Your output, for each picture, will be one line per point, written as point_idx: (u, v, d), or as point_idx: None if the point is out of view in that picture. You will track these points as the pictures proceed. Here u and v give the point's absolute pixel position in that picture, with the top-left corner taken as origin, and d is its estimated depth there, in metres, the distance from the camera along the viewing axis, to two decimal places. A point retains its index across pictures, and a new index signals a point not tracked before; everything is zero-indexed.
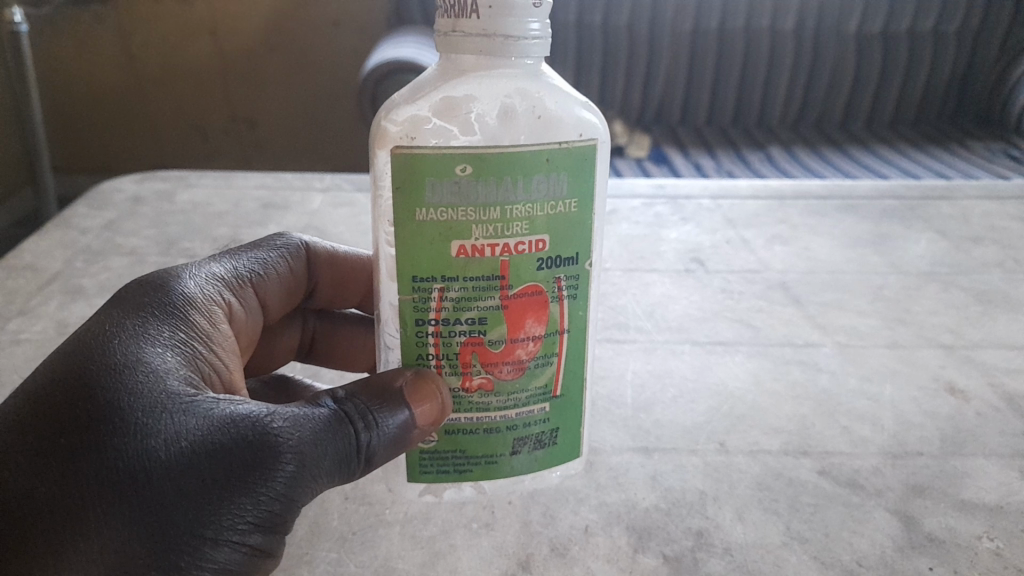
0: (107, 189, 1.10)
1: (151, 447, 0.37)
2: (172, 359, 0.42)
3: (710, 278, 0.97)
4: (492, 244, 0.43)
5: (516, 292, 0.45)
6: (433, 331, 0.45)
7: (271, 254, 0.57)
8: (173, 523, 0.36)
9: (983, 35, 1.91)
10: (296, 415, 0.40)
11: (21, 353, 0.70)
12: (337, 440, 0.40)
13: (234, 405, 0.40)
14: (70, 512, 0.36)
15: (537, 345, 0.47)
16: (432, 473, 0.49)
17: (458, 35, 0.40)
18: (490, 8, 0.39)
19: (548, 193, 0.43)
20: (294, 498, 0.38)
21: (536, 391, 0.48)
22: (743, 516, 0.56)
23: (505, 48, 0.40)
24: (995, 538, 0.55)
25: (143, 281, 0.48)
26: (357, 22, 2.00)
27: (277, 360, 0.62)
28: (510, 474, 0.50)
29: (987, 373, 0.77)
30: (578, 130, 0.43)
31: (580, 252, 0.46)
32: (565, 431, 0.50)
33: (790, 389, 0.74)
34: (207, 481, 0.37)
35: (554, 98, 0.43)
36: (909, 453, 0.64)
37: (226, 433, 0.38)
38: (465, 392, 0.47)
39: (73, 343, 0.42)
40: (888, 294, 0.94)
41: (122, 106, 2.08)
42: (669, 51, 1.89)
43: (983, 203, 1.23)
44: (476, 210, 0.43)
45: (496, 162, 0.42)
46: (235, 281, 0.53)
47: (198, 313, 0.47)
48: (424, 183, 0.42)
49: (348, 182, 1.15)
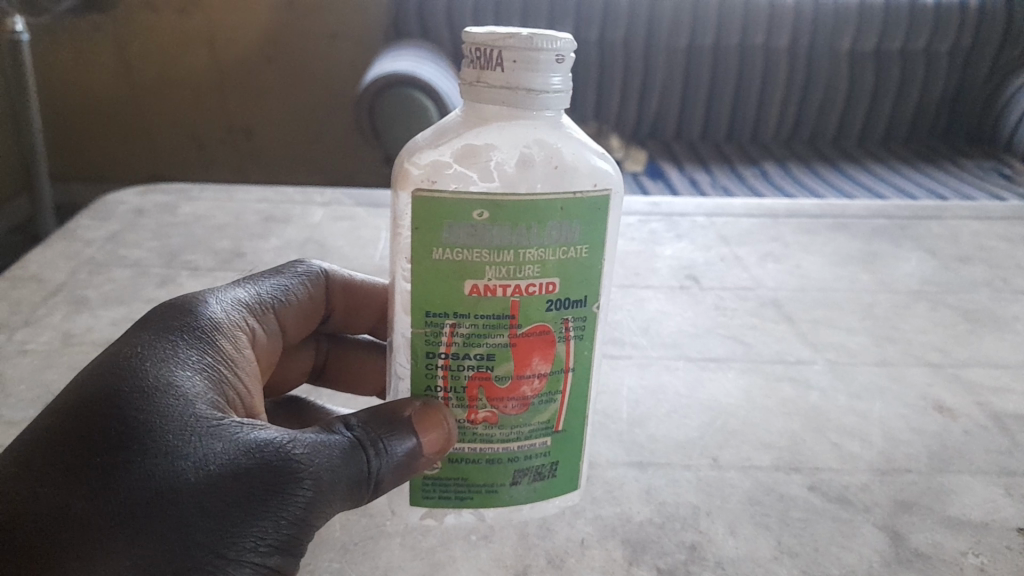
0: (109, 201, 1.11)
1: (180, 468, 0.38)
2: (199, 380, 0.43)
3: (703, 295, 0.99)
4: (504, 285, 0.44)
5: (524, 331, 0.46)
6: (443, 363, 0.46)
7: (291, 280, 0.58)
8: (197, 544, 0.36)
9: (974, 57, 1.95)
10: (315, 442, 0.41)
11: (26, 362, 0.71)
12: (351, 467, 0.41)
13: (258, 431, 0.41)
14: (100, 528, 0.36)
15: (542, 382, 0.47)
16: (433, 498, 0.50)
17: (482, 86, 0.41)
18: (514, 62, 0.39)
19: (561, 239, 0.44)
20: (311, 523, 0.39)
21: (538, 425, 0.49)
22: (735, 530, 0.58)
23: (527, 100, 0.40)
24: (980, 553, 0.57)
25: (170, 303, 0.49)
26: (357, 35, 2.03)
27: (289, 381, 0.63)
28: (510, 503, 0.50)
29: (974, 392, 0.79)
30: (593, 180, 0.44)
31: (589, 295, 0.47)
32: (565, 464, 0.51)
33: (781, 404, 0.75)
34: (232, 503, 0.37)
35: (572, 148, 0.44)
36: (898, 470, 0.66)
37: (251, 458, 0.39)
38: (470, 424, 0.47)
39: (103, 364, 0.43)
40: (878, 312, 0.96)
41: (119, 115, 2.09)
42: (665, 67, 1.92)
43: (972, 222, 1.25)
44: (491, 252, 0.43)
45: (512, 209, 0.43)
46: (257, 306, 0.54)
47: (223, 338, 0.48)
48: (440, 225, 0.43)
49: (348, 197, 1.17)
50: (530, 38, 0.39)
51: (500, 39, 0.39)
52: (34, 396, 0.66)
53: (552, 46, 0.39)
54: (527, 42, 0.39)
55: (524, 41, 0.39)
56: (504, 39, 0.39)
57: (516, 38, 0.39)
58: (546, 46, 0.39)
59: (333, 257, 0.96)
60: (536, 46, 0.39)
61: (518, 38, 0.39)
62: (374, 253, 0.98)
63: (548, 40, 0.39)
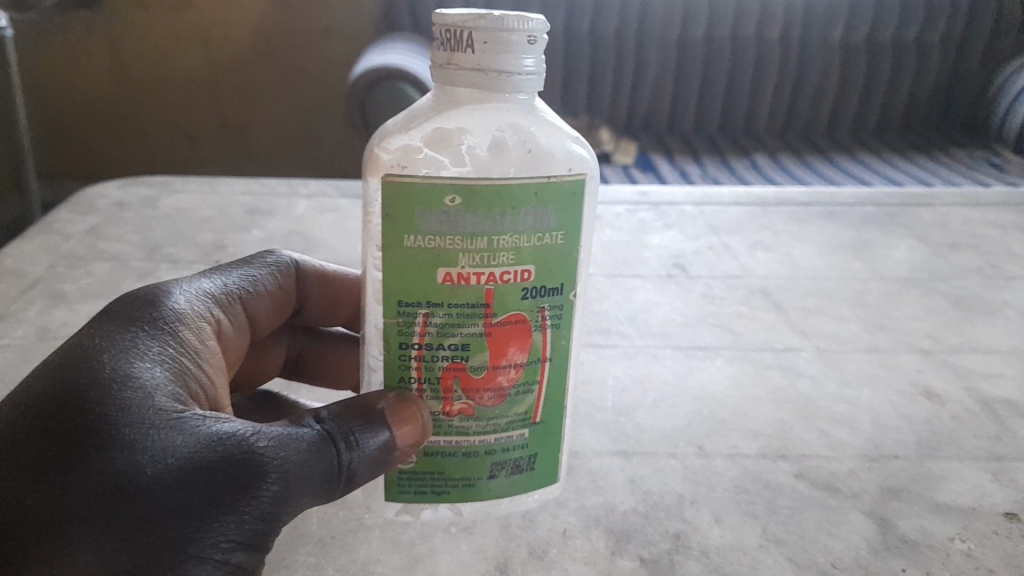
0: (90, 194, 1.10)
1: (138, 462, 0.37)
2: (161, 372, 0.42)
3: (693, 284, 0.98)
4: (478, 273, 0.43)
5: (499, 320, 0.45)
6: (416, 354, 0.45)
7: (260, 271, 0.57)
8: (156, 541, 0.35)
9: (965, 44, 1.94)
10: (281, 434, 0.40)
11: (1, 357, 0.70)
12: (320, 460, 0.40)
13: (221, 423, 0.40)
14: (55, 524, 0.35)
15: (519, 372, 0.46)
16: (410, 492, 0.49)
17: (453, 69, 0.40)
18: (485, 44, 0.38)
19: (536, 225, 0.43)
20: (277, 518, 0.38)
21: (516, 417, 0.48)
22: (721, 519, 0.57)
23: (499, 83, 0.39)
24: (969, 539, 0.56)
25: (133, 294, 0.48)
26: (345, 28, 2.01)
27: (263, 377, 0.62)
28: (488, 496, 0.49)
29: (964, 378, 0.78)
30: (568, 165, 0.43)
31: (565, 283, 0.46)
32: (545, 457, 0.50)
33: (770, 393, 0.75)
34: (192, 499, 0.36)
35: (546, 133, 0.43)
36: (886, 457, 0.65)
37: (213, 451, 0.38)
38: (446, 416, 0.47)
39: (60, 357, 0.41)
40: (868, 299, 0.95)
41: (105, 109, 2.07)
42: (656, 58, 1.90)
43: (964, 210, 1.25)
44: (464, 239, 0.43)
45: (485, 195, 0.42)
46: (224, 297, 0.52)
47: (187, 329, 0.47)
48: (412, 211, 0.42)
49: (334, 189, 1.15)
50: (501, 19, 0.38)
51: (470, 20, 0.38)
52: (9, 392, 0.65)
53: (523, 26, 0.38)
54: (498, 23, 0.38)
55: (495, 22, 0.38)
56: (474, 20, 0.38)
57: (487, 18, 0.38)
58: (517, 27, 0.38)
59: (316, 249, 0.95)
60: (507, 26, 0.38)
61: (488, 19, 0.38)
62: (359, 246, 0.96)
63: (519, 21, 0.38)
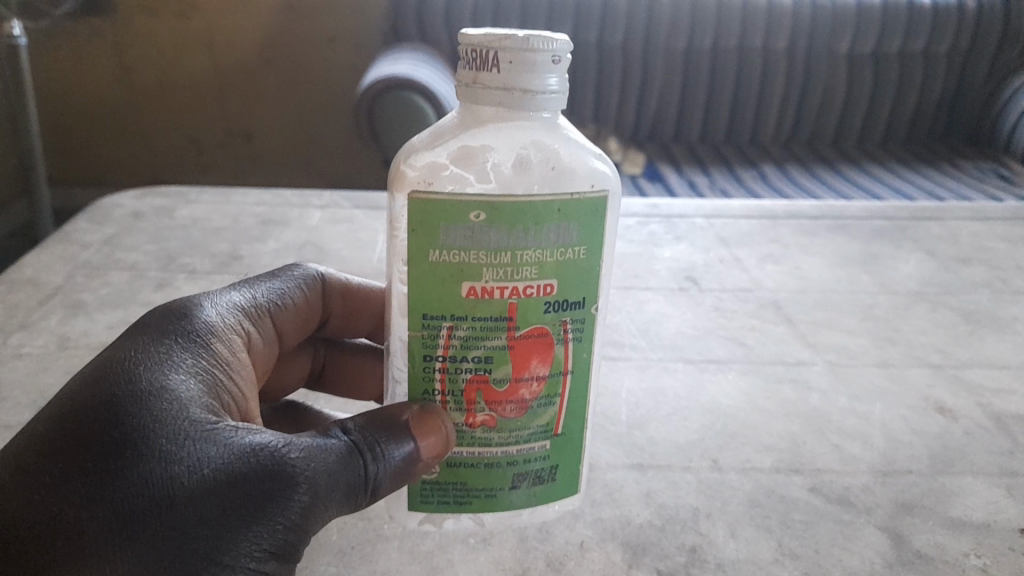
0: (106, 204, 1.11)
1: (174, 473, 0.37)
2: (194, 383, 0.43)
3: (703, 296, 0.99)
4: (501, 287, 0.44)
5: (523, 333, 0.45)
6: (440, 366, 0.46)
7: (287, 283, 0.57)
8: (191, 551, 0.36)
9: (972, 58, 1.95)
10: (311, 446, 0.41)
11: (21, 366, 0.71)
12: (348, 470, 0.41)
13: (253, 435, 0.40)
14: (91, 534, 0.36)
15: (540, 385, 0.47)
16: (433, 503, 0.49)
17: (479, 88, 0.40)
18: (510, 63, 0.39)
19: (558, 241, 0.44)
20: (307, 529, 0.39)
21: (537, 429, 0.48)
22: (736, 533, 0.57)
23: (524, 101, 0.40)
24: (983, 555, 0.56)
25: (165, 307, 0.49)
26: (355, 39, 2.03)
27: (287, 387, 0.62)
28: (509, 507, 0.50)
29: (976, 393, 0.78)
30: (591, 181, 0.44)
31: (587, 297, 0.46)
32: (565, 468, 0.50)
33: (781, 406, 0.75)
34: (227, 509, 0.37)
35: (569, 150, 0.44)
36: (899, 472, 0.66)
37: (246, 463, 0.38)
38: (468, 427, 0.47)
39: (96, 370, 0.42)
40: (878, 313, 0.96)
41: (116, 119, 2.09)
42: (663, 70, 1.91)
43: (973, 223, 1.25)
44: (489, 254, 0.43)
45: (509, 211, 0.42)
46: (253, 310, 0.53)
47: (219, 341, 0.48)
48: (437, 227, 0.43)
49: (347, 200, 1.17)
50: (526, 39, 0.39)
51: (496, 39, 0.39)
52: (30, 401, 0.66)
53: (548, 47, 0.39)
54: (523, 43, 0.39)
55: (521, 42, 0.39)
56: (500, 40, 0.39)
57: (512, 39, 0.39)
58: (542, 47, 0.39)
59: (330, 260, 0.96)
60: (532, 46, 0.39)
61: (514, 39, 0.39)
62: (372, 257, 0.97)
63: (544, 41, 0.39)
